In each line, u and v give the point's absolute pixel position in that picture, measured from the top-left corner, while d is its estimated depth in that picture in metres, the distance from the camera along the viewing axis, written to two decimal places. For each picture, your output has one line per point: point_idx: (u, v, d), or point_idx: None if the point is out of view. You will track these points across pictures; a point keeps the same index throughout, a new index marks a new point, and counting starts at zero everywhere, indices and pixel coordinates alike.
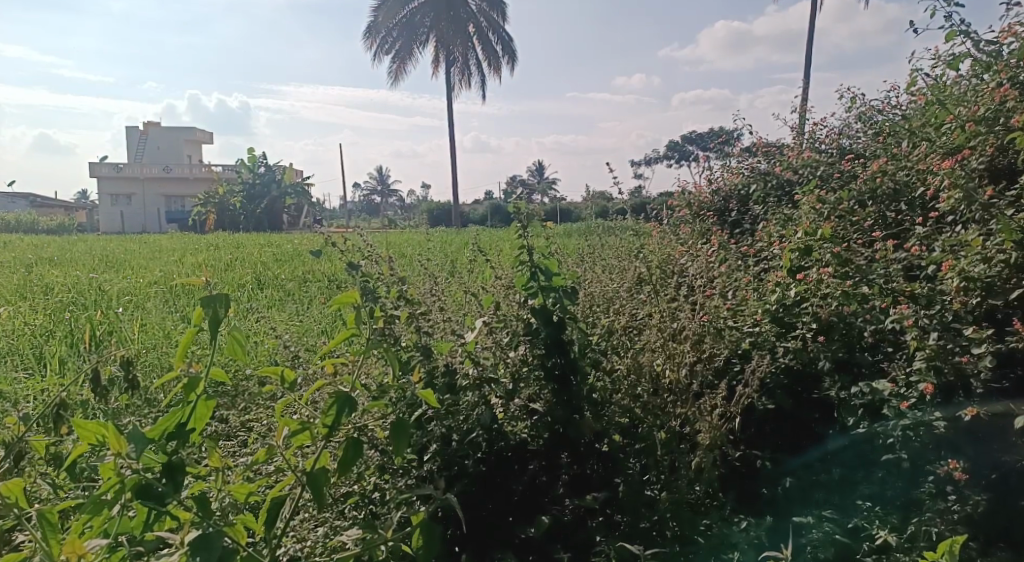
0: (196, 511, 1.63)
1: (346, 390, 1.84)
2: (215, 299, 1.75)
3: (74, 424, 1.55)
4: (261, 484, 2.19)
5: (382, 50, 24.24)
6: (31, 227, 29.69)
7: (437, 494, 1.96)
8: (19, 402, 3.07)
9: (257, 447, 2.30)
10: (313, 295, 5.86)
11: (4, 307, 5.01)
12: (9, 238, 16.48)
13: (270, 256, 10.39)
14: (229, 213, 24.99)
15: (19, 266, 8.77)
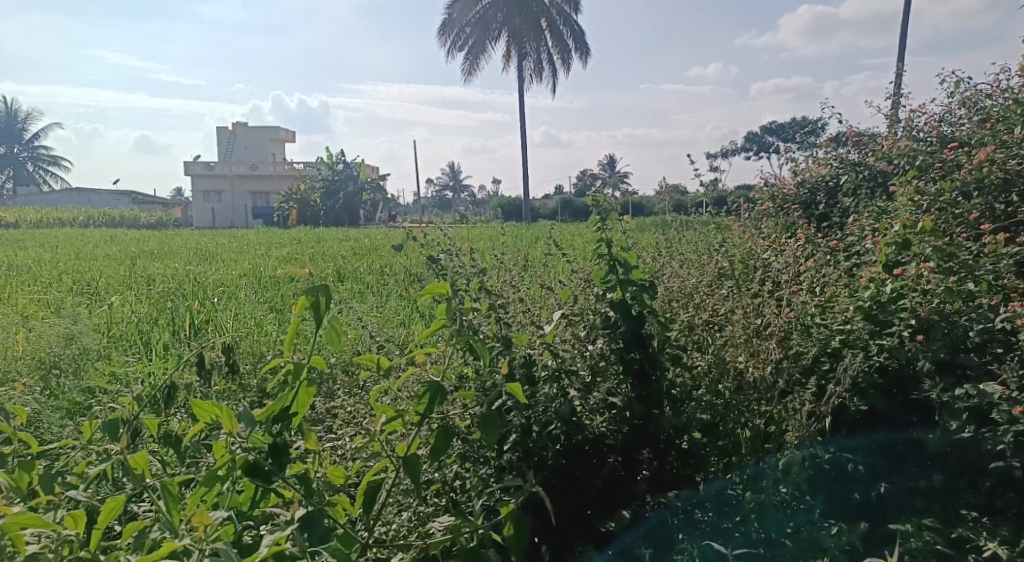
0: (299, 489, 1.73)
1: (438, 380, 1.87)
2: (315, 289, 1.81)
3: (191, 403, 1.62)
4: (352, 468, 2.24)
5: (457, 46, 24.54)
6: (130, 222, 31.47)
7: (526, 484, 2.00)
8: (128, 385, 3.26)
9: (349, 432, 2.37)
10: (394, 288, 5.99)
11: (113, 297, 5.38)
12: (117, 235, 17.58)
13: (350, 250, 10.75)
14: (310, 209, 25.86)
15: (122, 258, 9.40)
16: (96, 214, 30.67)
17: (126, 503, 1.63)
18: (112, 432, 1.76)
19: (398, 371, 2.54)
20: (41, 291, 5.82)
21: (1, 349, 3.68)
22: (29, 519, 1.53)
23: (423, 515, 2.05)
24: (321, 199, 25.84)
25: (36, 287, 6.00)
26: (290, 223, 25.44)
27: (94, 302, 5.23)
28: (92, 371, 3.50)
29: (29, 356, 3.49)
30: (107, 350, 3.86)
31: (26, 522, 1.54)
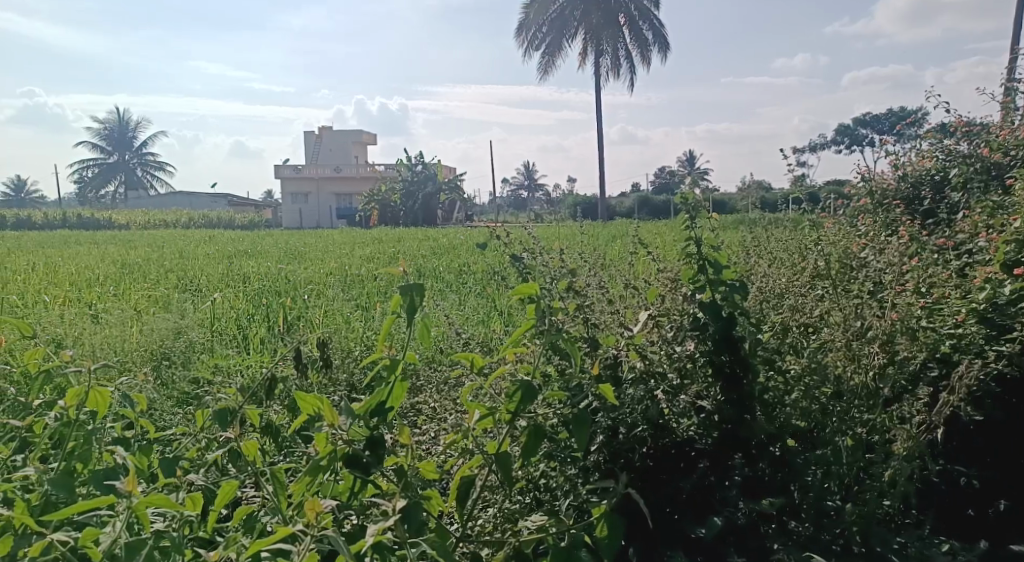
0: (397, 480, 1.74)
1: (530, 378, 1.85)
2: (410, 287, 1.84)
3: (294, 396, 1.70)
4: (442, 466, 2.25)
5: (533, 46, 24.59)
6: (223, 223, 32.98)
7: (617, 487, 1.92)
8: (229, 377, 3.39)
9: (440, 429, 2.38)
10: (475, 287, 6.03)
11: (213, 294, 5.64)
12: (210, 236, 18.47)
13: (430, 249, 10.94)
14: (390, 210, 26.43)
15: (218, 257, 9.89)
16: (193, 215, 32.27)
17: (239, 489, 1.72)
18: (223, 420, 1.93)
19: (489, 368, 2.53)
20: (148, 287, 6.18)
21: (114, 340, 3.91)
22: (159, 500, 1.52)
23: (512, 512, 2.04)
24: (400, 200, 26.37)
25: (143, 284, 6.35)
26: (372, 223, 26.07)
27: (196, 298, 5.48)
28: (197, 363, 3.66)
29: (141, 349, 3.69)
30: (209, 342, 4.03)
31: (155, 502, 1.53)
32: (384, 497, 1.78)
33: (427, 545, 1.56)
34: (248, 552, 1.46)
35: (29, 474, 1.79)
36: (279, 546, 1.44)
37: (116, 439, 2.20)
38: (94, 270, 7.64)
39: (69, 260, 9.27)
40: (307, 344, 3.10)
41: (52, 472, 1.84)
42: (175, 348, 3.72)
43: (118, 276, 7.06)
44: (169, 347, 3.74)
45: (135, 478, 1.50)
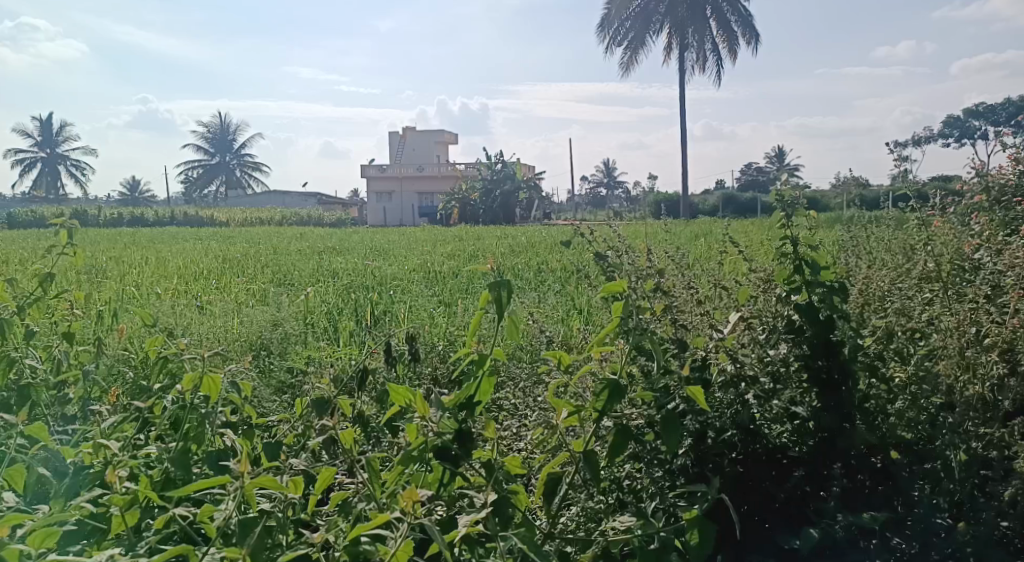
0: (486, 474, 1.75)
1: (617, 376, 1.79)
2: (498, 284, 1.82)
3: (388, 387, 1.75)
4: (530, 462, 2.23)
5: (616, 42, 24.35)
6: (312, 220, 34.16)
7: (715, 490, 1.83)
8: (322, 367, 3.47)
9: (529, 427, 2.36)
10: (558, 285, 5.99)
11: (306, 287, 5.83)
12: (298, 232, 19.18)
13: (513, 246, 10.99)
14: (470, 209, 26.68)
15: (309, 252, 10.26)
16: (283, 213, 33.52)
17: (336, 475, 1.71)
18: (321, 409, 2.13)
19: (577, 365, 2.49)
20: (246, 280, 6.45)
21: (216, 328, 4.09)
22: (267, 482, 1.50)
23: (605, 510, 1.97)
24: (480, 199, 26.64)
25: (242, 277, 6.65)
26: (453, 221, 26.41)
27: (291, 291, 5.68)
28: (292, 353, 3.78)
29: (242, 338, 3.84)
30: (303, 333, 4.16)
31: (263, 483, 1.51)
32: (474, 490, 1.76)
33: (518, 540, 1.50)
34: (349, 535, 1.47)
35: (151, 451, 1.87)
36: (375, 533, 1.44)
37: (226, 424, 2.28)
38: (197, 264, 8.04)
39: (175, 255, 9.80)
40: (396, 338, 3.14)
41: (172, 451, 1.90)
42: (272, 339, 3.85)
43: (218, 270, 7.40)
44: (267, 337, 3.87)
45: (247, 459, 1.50)
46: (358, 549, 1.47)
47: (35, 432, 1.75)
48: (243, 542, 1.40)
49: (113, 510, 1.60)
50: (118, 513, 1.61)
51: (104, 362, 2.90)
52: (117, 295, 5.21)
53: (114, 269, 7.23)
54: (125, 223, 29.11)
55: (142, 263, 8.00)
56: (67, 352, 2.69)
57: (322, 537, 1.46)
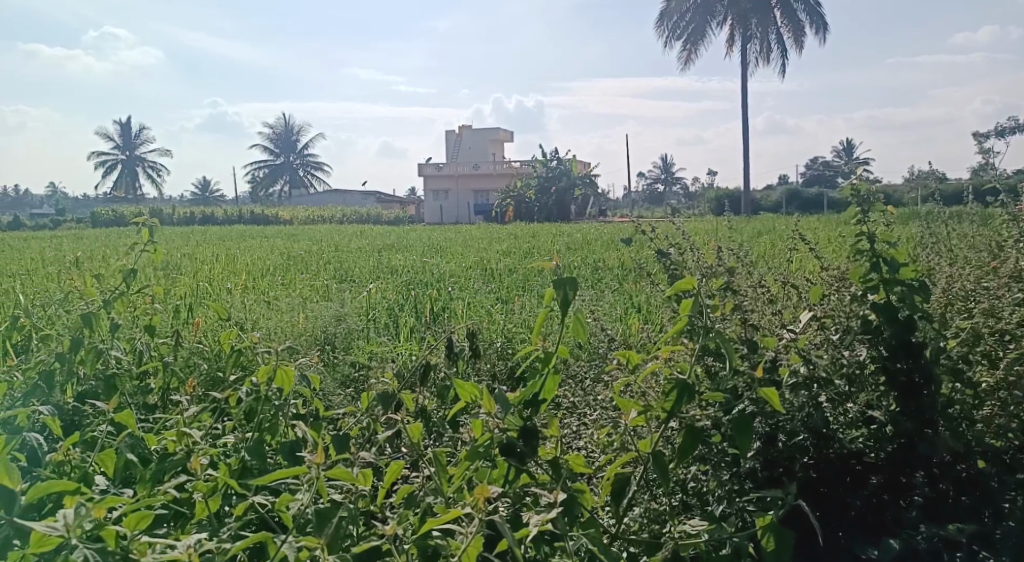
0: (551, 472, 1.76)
1: (687, 376, 1.74)
2: (563, 282, 1.80)
3: (455, 383, 1.75)
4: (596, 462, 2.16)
5: (675, 35, 24.01)
6: (370, 218, 34.79)
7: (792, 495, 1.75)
8: (384, 362, 3.51)
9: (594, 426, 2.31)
10: (615, 283, 5.92)
11: (367, 284, 5.93)
12: (357, 230, 19.60)
13: (569, 243, 10.94)
14: (526, 206, 26.69)
15: (368, 250, 10.45)
16: (344, 211, 34.21)
17: (405, 468, 1.72)
18: (386, 403, 2.13)
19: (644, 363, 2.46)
20: (310, 277, 6.61)
21: (282, 323, 4.19)
22: (342, 473, 1.54)
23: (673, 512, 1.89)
24: (535, 196, 26.64)
25: (307, 274, 6.81)
26: (509, 218, 26.48)
27: (352, 288, 5.77)
28: (354, 348, 3.83)
29: (307, 332, 3.91)
30: (365, 329, 4.21)
31: (337, 474, 1.54)
32: (541, 488, 1.75)
33: (588, 540, 1.51)
34: (422, 528, 1.48)
35: (229, 440, 1.92)
36: (446, 527, 1.45)
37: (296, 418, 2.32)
38: (262, 261, 8.27)
39: (242, 252, 10.11)
40: (458, 334, 3.15)
41: (247, 442, 1.95)
42: (337, 334, 3.92)
43: (283, 266, 7.59)
44: (331, 331, 3.94)
45: (322, 450, 1.53)
46: (427, 543, 1.48)
47: (125, 419, 1.84)
48: (320, 532, 1.41)
49: (197, 496, 1.64)
50: (202, 498, 1.64)
51: (182, 355, 3.00)
52: (189, 290, 5.39)
53: (186, 266, 7.51)
54: (195, 221, 30.18)
55: (211, 260, 8.27)
56: (148, 344, 2.79)
57: (395, 530, 1.46)
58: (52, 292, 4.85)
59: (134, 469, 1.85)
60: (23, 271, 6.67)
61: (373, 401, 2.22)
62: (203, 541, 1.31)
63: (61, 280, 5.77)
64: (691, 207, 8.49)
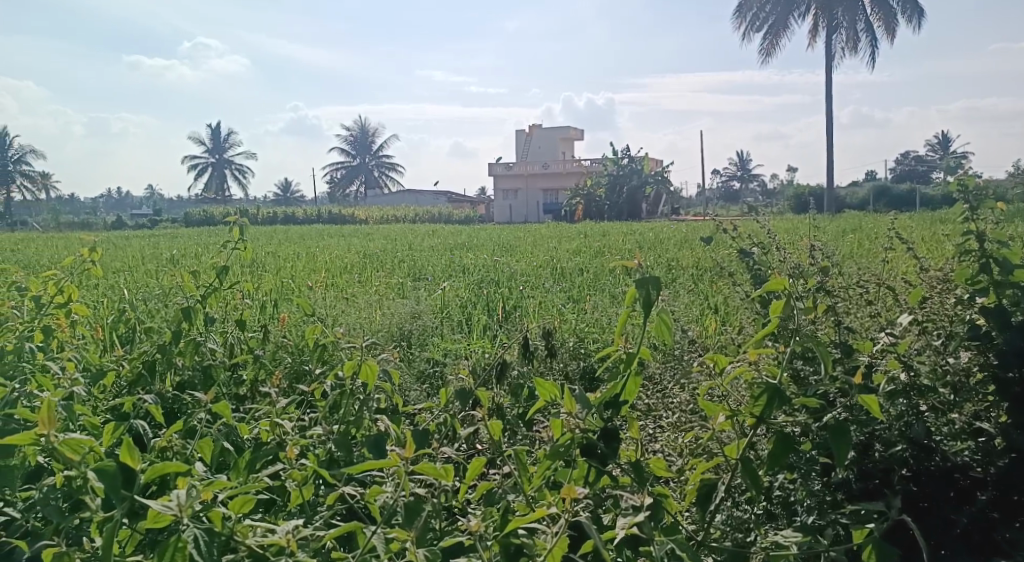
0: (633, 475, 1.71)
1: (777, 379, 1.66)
2: (646, 281, 1.75)
3: (535, 382, 1.73)
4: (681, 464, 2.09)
5: (754, 27, 23.39)
6: (443, 217, 35.27)
7: (891, 508, 1.67)
8: (459, 359, 3.53)
9: (676, 429, 2.26)
10: (691, 283, 5.80)
11: (441, 282, 6.01)
12: (429, 228, 19.89)
13: (640, 242, 10.81)
14: (598, 205, 26.51)
15: (438, 248, 10.60)
16: (419, 210, 34.82)
17: (487, 465, 1.69)
18: (463, 398, 2.12)
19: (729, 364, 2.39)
20: (387, 275, 6.74)
21: (360, 318, 4.28)
22: (429, 469, 1.54)
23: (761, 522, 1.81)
24: (606, 194, 26.43)
25: (382, 272, 6.94)
26: (580, 216, 26.37)
27: (426, 286, 5.85)
28: (430, 345, 3.88)
29: (384, 329, 3.99)
30: (440, 326, 4.26)
31: (425, 469, 1.55)
32: (622, 491, 1.71)
33: (676, 546, 1.45)
34: (508, 526, 1.46)
35: (316, 432, 1.96)
36: (531, 527, 1.43)
37: (379, 412, 2.36)
38: (341, 260, 8.52)
39: (321, 250, 10.42)
40: (533, 332, 3.15)
41: (333, 434, 1.99)
42: (413, 331, 3.99)
43: (360, 265, 7.78)
44: (407, 328, 4.00)
45: (409, 443, 1.52)
46: (510, 541, 1.46)
47: (221, 410, 1.94)
48: (409, 526, 1.41)
49: (290, 484, 1.68)
50: (295, 486, 1.68)
51: (268, 348, 3.10)
52: (274, 287, 5.60)
53: (269, 263, 7.79)
54: (278, 221, 31.33)
55: (294, 258, 8.58)
56: (239, 337, 2.91)
57: (478, 526, 1.45)
58: (151, 286, 5.14)
59: (229, 457, 1.91)
60: (124, 267, 7.10)
61: (451, 397, 2.23)
62: (300, 526, 1.33)
63: (158, 276, 6.11)
64: (769, 205, 8.24)
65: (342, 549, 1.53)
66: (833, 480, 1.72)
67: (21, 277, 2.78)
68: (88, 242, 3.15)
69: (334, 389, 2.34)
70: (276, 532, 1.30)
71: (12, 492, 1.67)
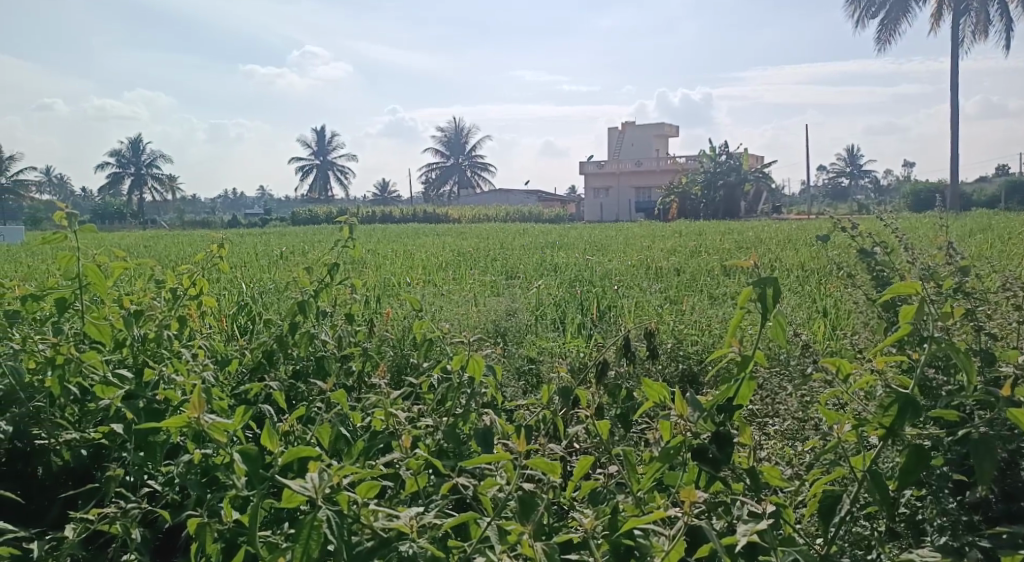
0: (748, 481, 1.66)
1: (910, 388, 1.57)
2: (764, 281, 1.69)
3: (643, 382, 1.71)
4: (794, 472, 2.01)
5: (869, 14, 22.24)
6: (536, 216, 35.41)
7: None
8: (556, 357, 3.53)
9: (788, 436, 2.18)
10: (796, 285, 5.58)
11: (537, 280, 6.03)
12: (524, 226, 20.02)
13: (737, 242, 10.50)
14: (696, 203, 25.91)
15: (529, 247, 10.66)
16: (512, 210, 35.10)
17: (596, 463, 1.69)
18: (565, 395, 2.12)
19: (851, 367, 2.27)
20: (483, 273, 6.83)
21: (458, 314, 4.36)
22: (542, 464, 1.55)
23: (885, 540, 1.71)
24: (705, 192, 25.80)
25: (477, 270, 7.04)
26: (677, 215, 25.84)
27: (521, 284, 5.89)
28: (526, 342, 3.89)
29: (482, 326, 4.04)
30: (536, 325, 4.28)
31: (538, 465, 1.56)
32: (737, 497, 1.67)
33: (800, 558, 1.41)
34: (623, 526, 1.45)
35: (426, 424, 2.01)
36: (649, 528, 1.41)
37: (483, 407, 2.39)
38: (437, 257, 8.69)
39: (418, 247, 10.72)
40: (634, 331, 3.11)
41: (442, 427, 2.03)
42: (510, 328, 4.02)
43: (455, 262, 7.93)
44: (505, 325, 4.04)
45: (524, 438, 1.53)
46: (621, 541, 1.45)
47: (339, 399, 2.04)
48: (526, 520, 1.43)
49: (406, 473, 1.74)
50: (410, 475, 1.73)
51: (375, 341, 3.20)
52: (376, 284, 5.78)
53: (368, 260, 8.04)
54: (377, 218, 32.35)
55: (392, 256, 8.83)
56: (349, 330, 3.01)
57: (591, 525, 1.45)
58: (265, 281, 5.42)
59: (345, 444, 1.98)
60: (241, 263, 7.53)
61: (554, 395, 2.22)
62: (422, 514, 1.36)
63: (271, 271, 6.44)
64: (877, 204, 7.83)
65: (456, 538, 1.56)
66: (971, 497, 1.61)
67: (155, 269, 2.99)
68: (215, 238, 3.36)
69: (441, 383, 2.39)
70: (399, 518, 1.35)
71: (157, 465, 1.81)
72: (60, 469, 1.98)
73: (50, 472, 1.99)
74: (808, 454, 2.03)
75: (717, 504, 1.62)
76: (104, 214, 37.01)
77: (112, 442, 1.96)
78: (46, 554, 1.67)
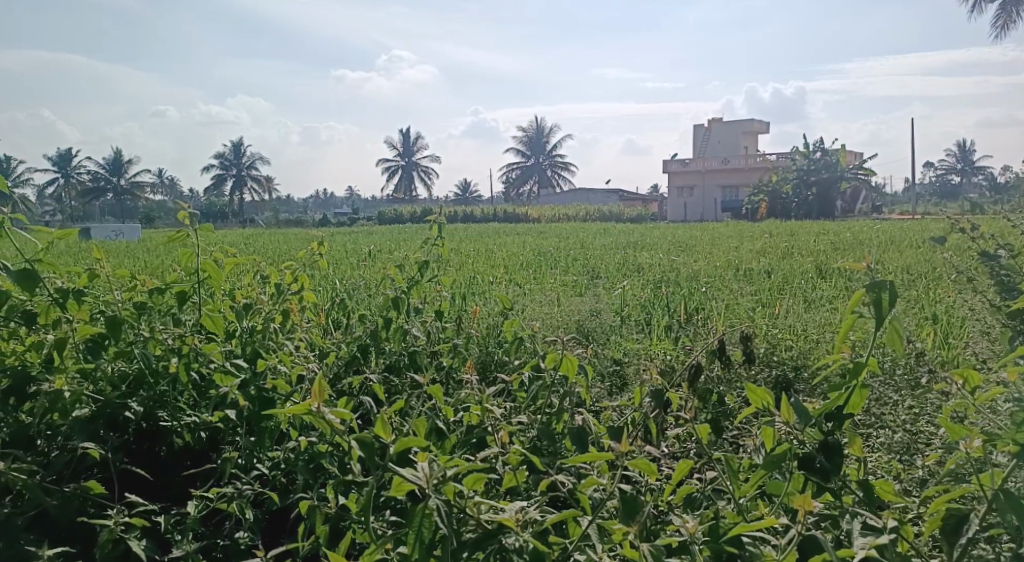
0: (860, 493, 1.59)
1: None
2: (879, 284, 1.61)
3: (746, 387, 1.66)
4: (904, 486, 1.90)
5: None
6: (621, 215, 35.04)
7: None
8: (643, 359, 3.48)
9: (897, 448, 2.06)
10: (899, 289, 5.30)
11: (622, 280, 5.96)
12: (609, 226, 19.85)
13: (832, 243, 10.07)
14: (790, 202, 25.02)
15: (610, 246, 10.56)
16: (597, 209, 34.85)
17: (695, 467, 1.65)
18: (658, 398, 2.08)
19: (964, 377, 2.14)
20: (568, 272, 6.81)
21: (542, 313, 4.37)
22: (643, 465, 1.53)
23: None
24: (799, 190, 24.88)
25: (561, 269, 7.02)
26: (768, 214, 25.03)
27: (605, 284, 5.84)
28: (612, 342, 3.85)
29: (568, 325, 4.03)
30: (621, 326, 4.23)
31: (640, 467, 1.54)
32: (847, 508, 1.59)
33: None
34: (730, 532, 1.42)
35: (520, 422, 2.02)
36: (759, 535, 1.37)
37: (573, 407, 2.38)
38: (520, 256, 8.71)
39: (500, 247, 10.78)
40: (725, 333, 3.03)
41: (536, 426, 2.03)
42: (596, 329, 3.99)
43: (538, 261, 7.94)
44: (589, 326, 4.02)
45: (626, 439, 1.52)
46: (724, 547, 1.44)
47: (435, 394, 2.07)
48: (630, 520, 1.42)
49: (503, 470, 1.75)
50: (509, 472, 1.74)
51: (464, 339, 3.24)
52: (461, 282, 5.84)
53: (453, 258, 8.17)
54: (462, 217, 32.77)
55: (476, 255, 8.91)
56: (440, 327, 3.06)
57: (696, 528, 1.43)
58: (355, 278, 5.56)
59: (441, 440, 2.02)
60: (330, 260, 7.76)
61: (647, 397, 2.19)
62: (527, 511, 1.37)
63: (359, 268, 6.61)
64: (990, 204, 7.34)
65: (555, 537, 1.56)
66: None
67: (260, 264, 3.12)
68: (313, 236, 3.48)
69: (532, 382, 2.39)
70: (503, 513, 1.35)
71: (266, 450, 1.94)
72: (180, 449, 2.13)
73: (172, 452, 2.14)
74: (921, 467, 1.91)
75: (826, 514, 1.55)
76: (207, 213, 38.94)
77: (225, 426, 2.08)
78: (171, 528, 1.78)
